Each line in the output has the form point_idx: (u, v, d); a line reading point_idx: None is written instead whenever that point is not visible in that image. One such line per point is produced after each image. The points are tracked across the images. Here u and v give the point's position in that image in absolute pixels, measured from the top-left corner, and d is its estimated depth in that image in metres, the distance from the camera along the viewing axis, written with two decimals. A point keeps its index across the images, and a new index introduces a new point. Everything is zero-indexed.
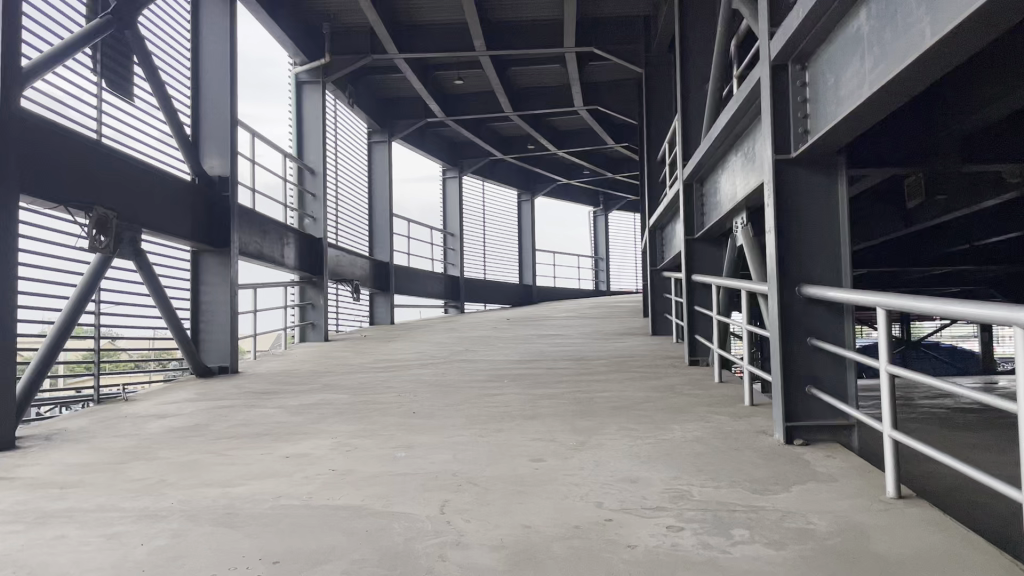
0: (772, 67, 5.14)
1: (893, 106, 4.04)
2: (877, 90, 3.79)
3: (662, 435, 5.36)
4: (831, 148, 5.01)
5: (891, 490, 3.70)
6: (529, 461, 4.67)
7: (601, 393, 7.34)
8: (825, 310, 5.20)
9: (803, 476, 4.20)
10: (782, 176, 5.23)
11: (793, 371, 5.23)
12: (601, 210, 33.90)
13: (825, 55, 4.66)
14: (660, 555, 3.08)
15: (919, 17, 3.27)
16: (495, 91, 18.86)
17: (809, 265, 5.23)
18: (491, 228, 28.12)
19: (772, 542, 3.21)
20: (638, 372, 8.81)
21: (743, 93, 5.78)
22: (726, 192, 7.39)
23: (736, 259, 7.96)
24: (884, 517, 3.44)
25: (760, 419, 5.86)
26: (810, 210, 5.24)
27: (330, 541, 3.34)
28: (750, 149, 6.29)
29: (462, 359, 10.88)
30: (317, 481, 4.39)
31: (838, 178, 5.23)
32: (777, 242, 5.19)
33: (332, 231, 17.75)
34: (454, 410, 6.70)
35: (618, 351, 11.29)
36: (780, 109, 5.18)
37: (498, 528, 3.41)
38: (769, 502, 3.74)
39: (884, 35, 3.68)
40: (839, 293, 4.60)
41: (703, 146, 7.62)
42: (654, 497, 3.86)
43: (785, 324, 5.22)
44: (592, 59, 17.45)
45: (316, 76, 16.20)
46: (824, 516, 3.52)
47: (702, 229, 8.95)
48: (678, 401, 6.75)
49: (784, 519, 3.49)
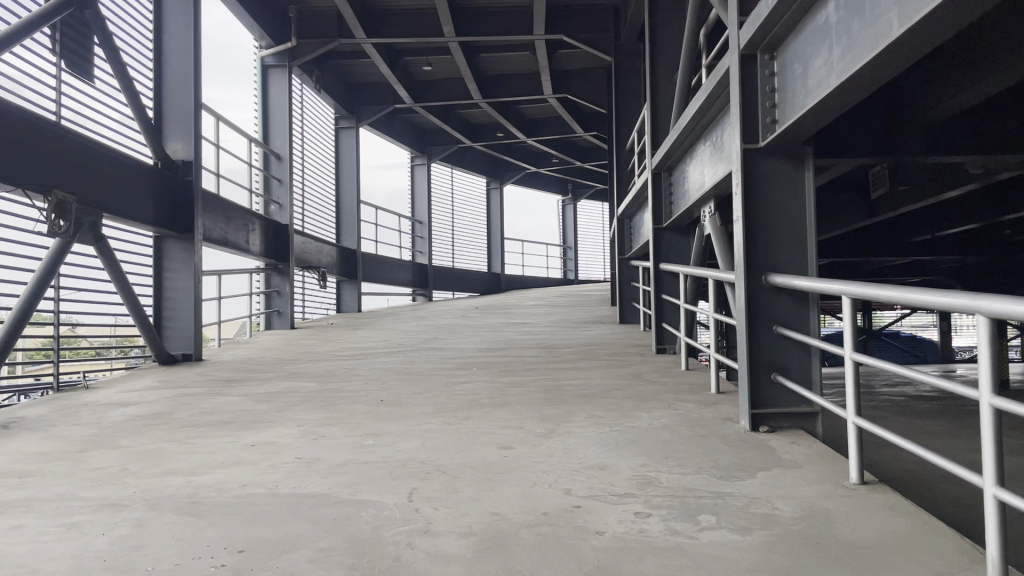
0: (741, 56, 5.18)
1: (860, 96, 4.08)
2: (844, 80, 3.81)
3: (630, 423, 5.38)
4: (798, 138, 5.05)
5: (855, 476, 3.76)
6: (498, 448, 4.67)
7: (569, 381, 7.37)
8: (791, 300, 5.25)
9: (769, 462, 4.25)
10: (749, 165, 5.26)
11: (758, 358, 5.28)
12: (569, 199, 34.06)
13: (793, 45, 4.69)
14: (628, 541, 3.09)
15: (887, 8, 3.29)
16: (465, 78, 18.75)
17: (775, 255, 5.28)
18: (459, 216, 28.03)
19: (739, 528, 3.24)
20: (606, 360, 8.85)
21: (712, 83, 5.80)
22: (694, 181, 7.42)
23: (703, 248, 8.00)
24: (848, 503, 3.50)
25: (726, 406, 5.91)
26: (776, 199, 5.28)
27: (296, 529, 3.30)
28: (718, 139, 6.33)
29: (430, 348, 10.87)
30: (283, 470, 4.34)
31: (805, 169, 5.28)
32: (745, 231, 5.23)
33: (298, 217, 17.56)
34: (422, 398, 6.68)
35: (586, 339, 11.33)
36: (749, 98, 5.21)
37: (466, 515, 3.41)
38: (736, 489, 3.77)
39: (852, 25, 3.70)
40: (805, 282, 4.63)
41: (671, 135, 7.64)
42: (622, 484, 3.88)
43: (751, 311, 5.26)
44: (562, 47, 17.43)
45: (282, 60, 16.00)
46: (788, 502, 3.57)
47: (669, 218, 8.98)
48: (645, 389, 6.79)
49: (749, 505, 3.53)
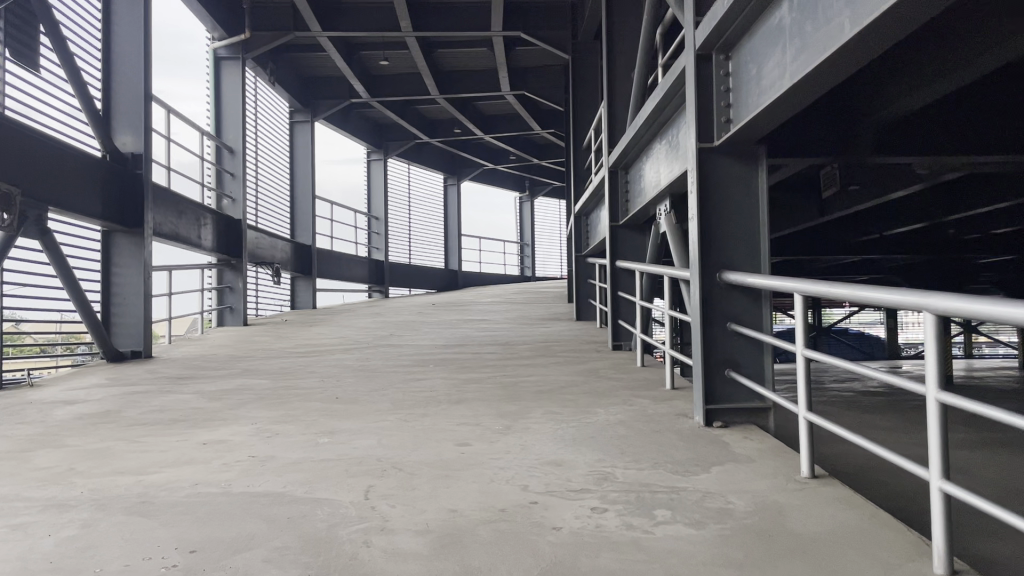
0: (697, 56, 5.23)
1: (812, 96, 4.15)
2: (797, 80, 3.87)
3: (586, 419, 5.42)
4: (752, 138, 5.12)
5: (806, 470, 3.83)
6: (455, 445, 4.65)
7: (526, 377, 7.39)
8: (744, 298, 5.33)
9: (723, 457, 4.31)
10: (704, 164, 5.32)
11: (712, 355, 5.35)
12: (527, 196, 34.18)
13: (748, 45, 4.75)
14: (585, 536, 3.11)
15: (839, 10, 3.36)
16: (422, 73, 18.67)
17: (729, 253, 5.36)
18: (416, 212, 27.90)
19: (694, 522, 3.28)
20: (563, 357, 8.88)
21: (668, 81, 5.85)
22: (650, 179, 7.48)
23: (659, 245, 8.08)
24: (798, 497, 3.56)
25: (681, 402, 5.98)
26: (731, 198, 5.36)
27: (250, 528, 3.26)
28: (673, 138, 6.40)
29: (386, 345, 10.79)
30: (237, 469, 4.28)
31: (758, 169, 5.37)
32: (700, 230, 5.30)
33: (252, 212, 17.31)
34: (378, 395, 6.63)
35: (543, 336, 11.36)
36: (704, 97, 5.27)
37: (423, 513, 3.39)
38: (691, 484, 3.82)
39: (805, 27, 3.76)
40: (758, 280, 4.70)
41: (628, 133, 7.70)
42: (578, 479, 3.90)
43: (705, 308, 5.32)
44: (520, 44, 17.43)
45: (235, 53, 15.74)
46: (741, 496, 3.62)
47: (626, 216, 9.04)
48: (601, 385, 6.83)
49: (703, 499, 3.58)
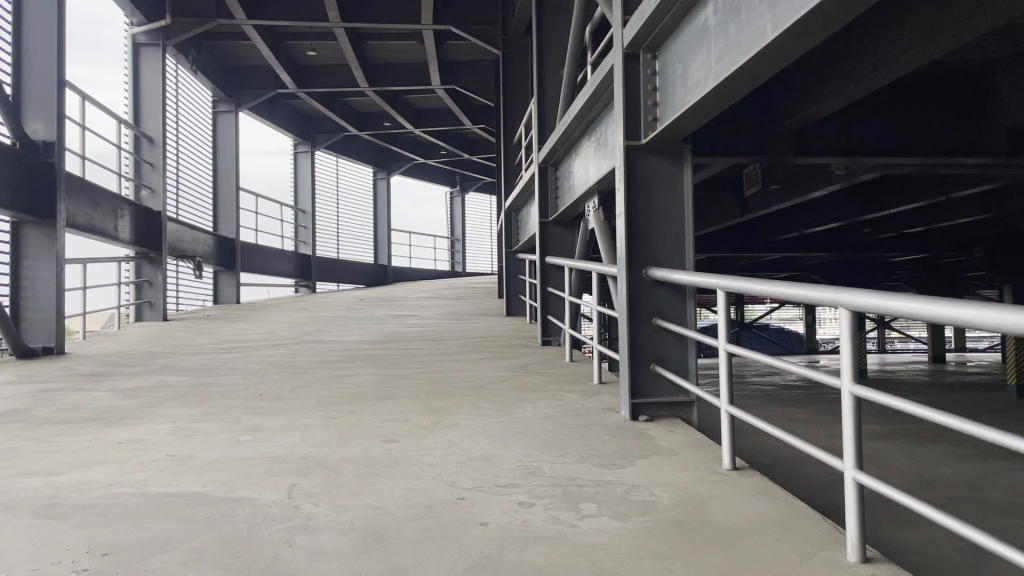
0: (625, 54, 5.29)
1: (736, 96, 4.24)
2: (721, 81, 3.95)
3: (515, 414, 5.43)
4: (678, 136, 5.21)
5: (727, 462, 3.91)
6: (381, 442, 4.60)
7: (455, 373, 7.36)
8: (669, 294, 5.42)
9: (647, 450, 4.37)
10: (631, 161, 5.39)
11: (638, 349, 5.43)
12: (457, 191, 34.17)
13: (674, 45, 4.83)
14: (511, 531, 3.11)
15: (761, 13, 3.44)
16: (351, 65, 18.41)
17: (655, 249, 5.44)
18: (344, 206, 27.52)
19: (618, 514, 3.32)
20: (492, 353, 8.89)
21: (597, 79, 5.90)
22: (579, 176, 7.54)
23: (587, 241, 8.15)
24: (719, 488, 3.65)
25: (607, 397, 6.05)
26: (657, 195, 5.44)
27: (167, 530, 3.16)
28: (602, 135, 6.46)
29: (313, 340, 10.61)
30: (154, 468, 4.14)
31: (683, 167, 5.47)
32: (627, 227, 5.36)
33: (173, 204, 16.79)
34: (303, 391, 6.52)
35: (472, 331, 11.35)
36: (632, 96, 5.33)
37: (348, 510, 3.34)
38: (616, 477, 3.86)
39: (729, 29, 3.85)
40: (683, 276, 4.79)
41: (557, 130, 7.74)
42: (506, 474, 3.91)
43: (631, 303, 5.40)
44: (451, 38, 17.36)
45: (155, 39, 15.23)
46: (665, 488, 3.68)
47: (555, 212, 9.09)
48: (530, 380, 6.86)
49: (629, 492, 3.63)
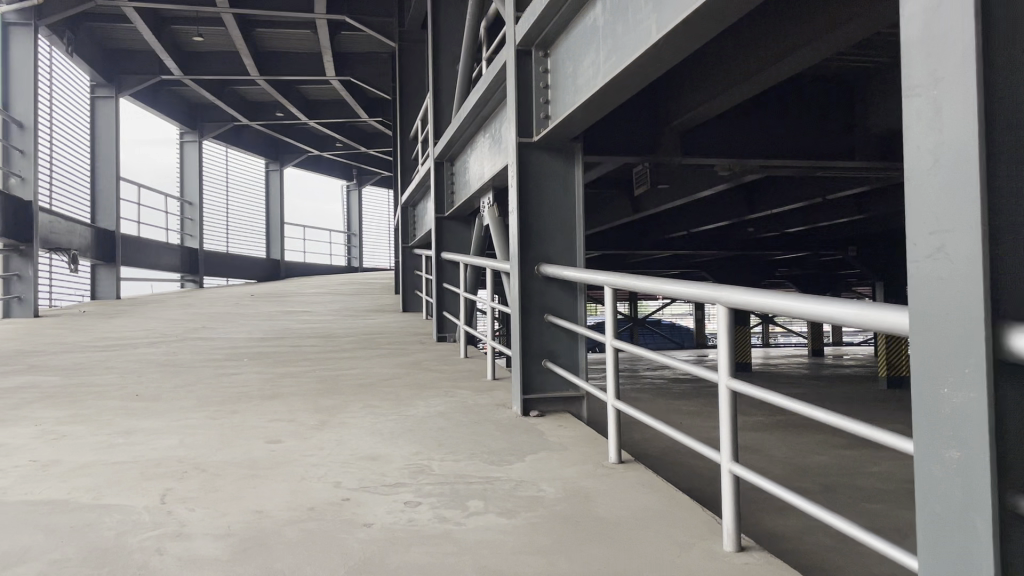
0: (517, 51, 5.30)
1: (623, 94, 4.31)
2: (609, 80, 4.01)
3: (406, 412, 5.37)
4: (568, 134, 5.27)
5: (613, 456, 3.98)
6: (265, 443, 4.46)
7: (347, 370, 7.23)
8: (561, 290, 5.48)
9: (537, 446, 4.40)
10: (523, 158, 5.42)
11: (530, 346, 5.46)
12: (354, 184, 33.75)
13: (564, 44, 4.87)
14: (395, 532, 3.07)
15: (646, 15, 3.50)
16: (240, 52, 17.80)
17: (546, 246, 5.48)
18: (235, 198, 26.64)
19: (505, 511, 3.32)
20: (386, 349, 8.78)
21: (490, 75, 5.89)
22: (474, 172, 7.53)
23: (482, 237, 8.15)
24: (605, 482, 3.70)
25: (500, 393, 6.07)
26: (547, 193, 5.48)
27: (24, 541, 2.96)
28: (495, 132, 6.47)
29: (198, 338, 10.21)
30: (14, 475, 3.88)
31: (574, 165, 5.53)
32: (519, 223, 5.38)
33: (45, 193, 15.83)
34: (185, 391, 6.25)
35: (366, 328, 11.17)
36: (524, 92, 5.34)
37: (226, 515, 3.22)
38: (504, 473, 3.87)
39: (616, 29, 3.90)
40: (573, 273, 4.85)
41: (451, 125, 7.71)
42: (393, 473, 3.85)
43: (523, 300, 5.42)
44: (345, 29, 17.05)
45: (25, 18, 14.28)
46: (552, 483, 3.72)
47: (451, 208, 9.05)
48: (423, 377, 6.81)
49: (516, 488, 3.64)
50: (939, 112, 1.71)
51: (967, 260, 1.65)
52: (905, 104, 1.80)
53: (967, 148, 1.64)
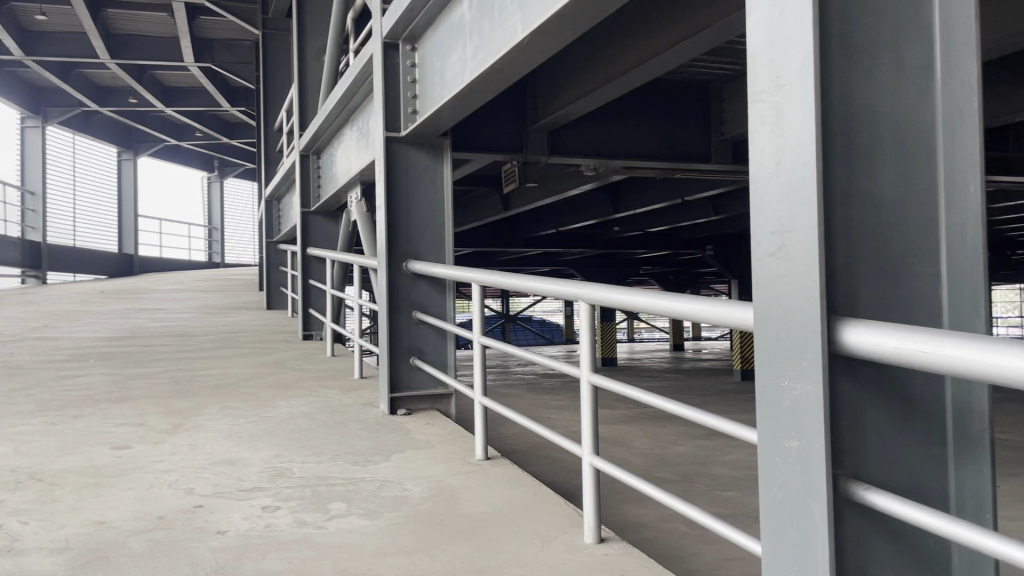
0: (384, 44, 5.21)
1: (490, 92, 4.31)
2: (476, 76, 3.99)
3: (267, 413, 5.18)
4: (436, 130, 5.23)
5: (480, 453, 3.98)
6: (112, 449, 4.20)
7: (204, 371, 6.91)
8: (429, 288, 5.43)
9: (403, 445, 4.35)
10: (391, 153, 5.34)
11: (398, 344, 5.39)
12: (215, 176, 32.64)
13: (432, 39, 4.83)
14: (251, 538, 2.95)
15: (512, 12, 3.51)
16: (88, 33, 16.69)
17: (415, 243, 5.43)
18: (83, 188, 24.99)
19: (368, 512, 3.26)
20: (247, 348, 8.45)
21: (357, 67, 5.77)
22: (341, 166, 7.37)
23: (350, 233, 8.00)
24: (471, 479, 3.70)
25: (366, 392, 5.96)
26: (416, 189, 5.43)
27: None
28: (362, 125, 6.35)
29: (39, 338, 9.50)
30: None
31: (442, 163, 5.51)
32: (387, 219, 5.30)
33: None
34: (21, 396, 5.79)
35: (227, 326, 10.73)
36: (391, 86, 5.26)
37: (64, 528, 3.00)
38: (368, 473, 3.80)
39: (483, 26, 3.89)
40: (441, 270, 4.83)
41: (317, 118, 7.51)
42: (251, 477, 3.71)
43: (391, 297, 5.34)
44: (204, 13, 16.33)
45: None
46: (417, 482, 3.68)
47: (317, 202, 8.81)
48: (287, 376, 6.61)
49: (380, 488, 3.57)
50: (781, 118, 1.79)
51: (805, 259, 1.74)
52: (750, 109, 1.88)
53: (806, 152, 1.73)
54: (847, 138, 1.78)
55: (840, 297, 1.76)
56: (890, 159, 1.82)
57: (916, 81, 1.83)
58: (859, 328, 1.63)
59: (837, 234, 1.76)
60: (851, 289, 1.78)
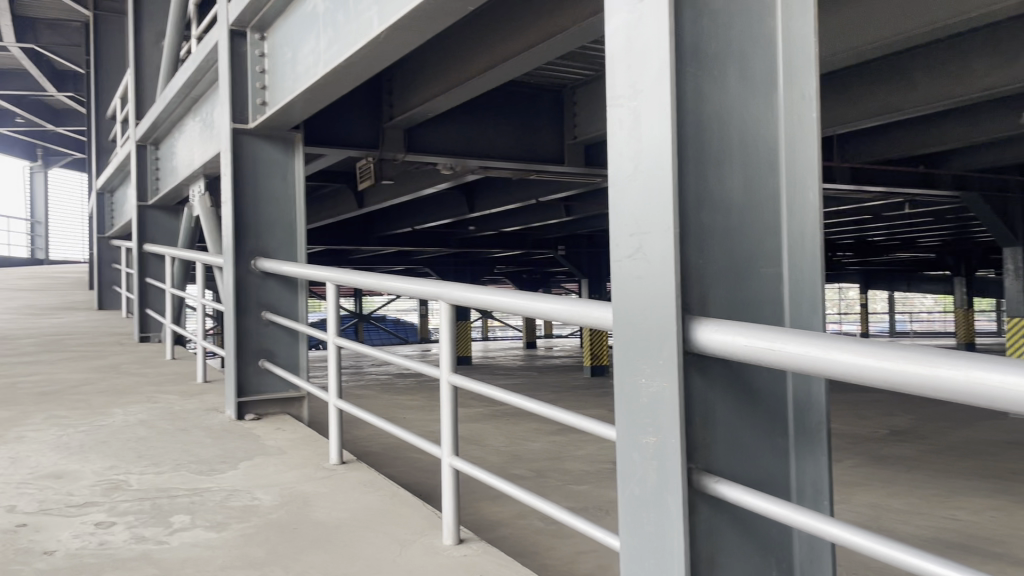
0: (230, 32, 4.99)
1: (345, 86, 4.22)
2: (330, 70, 3.88)
3: (100, 421, 4.82)
4: (287, 123, 5.05)
5: (334, 458, 3.87)
6: None
7: (27, 377, 6.35)
8: (280, 287, 5.23)
9: (252, 451, 4.16)
10: (238, 146, 5.11)
11: (246, 346, 5.15)
12: (38, 166, 30.32)
13: (283, 29, 4.66)
14: (83, 558, 2.72)
15: (368, 6, 3.42)
16: None
17: (264, 240, 5.21)
18: None
19: (214, 524, 3.08)
20: (77, 352, 7.85)
21: (200, 55, 5.49)
22: (182, 158, 6.97)
23: (192, 229, 7.59)
24: (325, 485, 3.58)
25: (211, 396, 5.67)
26: (264, 185, 5.22)
27: None
28: (206, 115, 6.04)
29: None
30: None
31: (293, 158, 5.32)
32: (233, 214, 5.06)
33: None
34: None
35: (53, 328, 9.92)
36: (238, 77, 5.04)
37: None
38: (215, 483, 3.61)
39: (337, 19, 3.78)
40: (293, 269, 4.66)
41: (155, 107, 7.08)
42: (82, 492, 3.43)
43: (238, 297, 5.10)
44: None
45: None
46: (268, 490, 3.52)
47: (156, 196, 8.30)
48: (123, 381, 6.19)
49: (228, 498, 3.40)
50: (639, 122, 1.83)
51: (662, 260, 1.79)
52: (608, 113, 1.91)
53: (662, 156, 1.78)
54: (699, 144, 1.84)
55: (693, 300, 1.82)
56: (738, 166, 1.91)
57: (760, 94, 1.94)
58: (711, 328, 1.69)
59: (690, 236, 1.82)
60: (703, 289, 1.85)
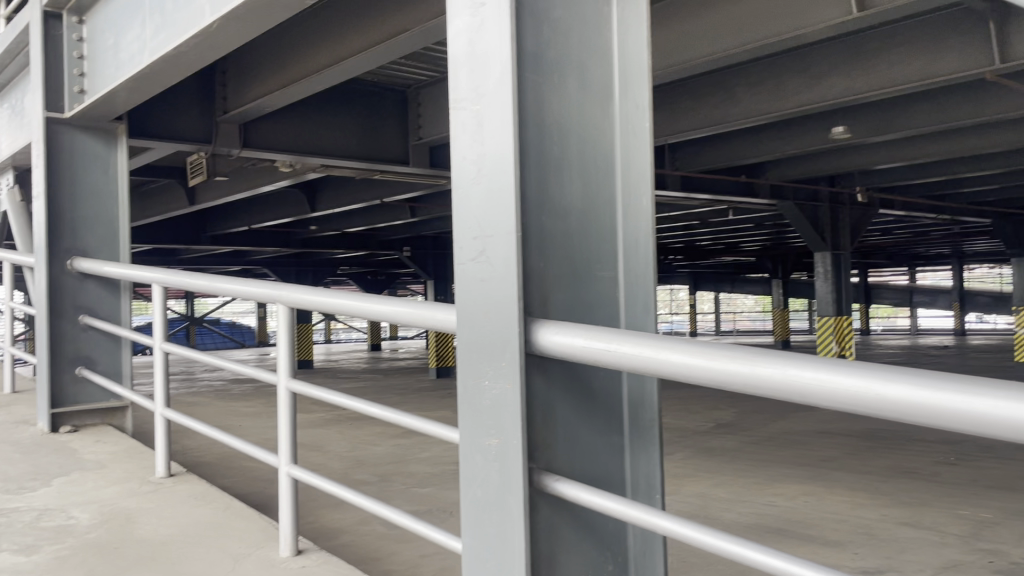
0: (44, 14, 4.65)
1: (174, 76, 3.98)
2: (158, 59, 3.64)
3: None
4: (108, 114, 4.72)
5: (161, 470, 3.64)
6: None
7: None
8: (100, 288, 4.87)
9: (68, 466, 3.85)
10: (51, 135, 4.73)
11: (60, 352, 4.75)
12: None
13: (105, 13, 4.36)
14: None
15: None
16: None
17: (83, 237, 4.83)
18: None
19: (22, 548, 2.82)
20: None
21: (9, 36, 5.04)
22: None
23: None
24: (152, 499, 3.36)
25: (19, 408, 5.20)
26: (84, 178, 4.85)
27: None
28: (14, 101, 5.56)
29: None
30: None
31: (115, 151, 5.01)
32: (47, 210, 4.67)
33: None
34: None
35: None
36: (53, 61, 4.68)
37: None
38: (24, 503, 3.31)
39: (165, 6, 3.56)
40: (115, 268, 4.35)
41: None
42: None
43: (52, 299, 4.69)
44: None
45: None
46: (86, 508, 3.27)
47: None
48: None
49: (39, 519, 3.12)
50: (482, 125, 1.84)
51: (504, 263, 1.80)
52: (450, 115, 1.91)
53: (504, 158, 1.79)
54: (540, 149, 1.88)
55: (534, 302, 1.85)
56: (578, 171, 1.96)
57: (598, 103, 2.00)
58: (553, 329, 1.71)
59: (531, 238, 1.85)
60: (545, 291, 1.88)
